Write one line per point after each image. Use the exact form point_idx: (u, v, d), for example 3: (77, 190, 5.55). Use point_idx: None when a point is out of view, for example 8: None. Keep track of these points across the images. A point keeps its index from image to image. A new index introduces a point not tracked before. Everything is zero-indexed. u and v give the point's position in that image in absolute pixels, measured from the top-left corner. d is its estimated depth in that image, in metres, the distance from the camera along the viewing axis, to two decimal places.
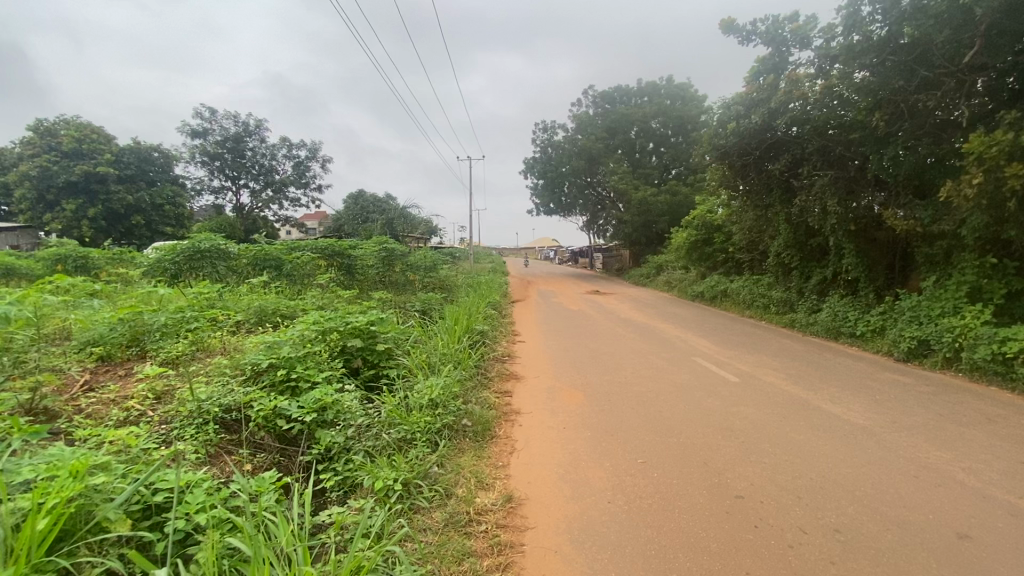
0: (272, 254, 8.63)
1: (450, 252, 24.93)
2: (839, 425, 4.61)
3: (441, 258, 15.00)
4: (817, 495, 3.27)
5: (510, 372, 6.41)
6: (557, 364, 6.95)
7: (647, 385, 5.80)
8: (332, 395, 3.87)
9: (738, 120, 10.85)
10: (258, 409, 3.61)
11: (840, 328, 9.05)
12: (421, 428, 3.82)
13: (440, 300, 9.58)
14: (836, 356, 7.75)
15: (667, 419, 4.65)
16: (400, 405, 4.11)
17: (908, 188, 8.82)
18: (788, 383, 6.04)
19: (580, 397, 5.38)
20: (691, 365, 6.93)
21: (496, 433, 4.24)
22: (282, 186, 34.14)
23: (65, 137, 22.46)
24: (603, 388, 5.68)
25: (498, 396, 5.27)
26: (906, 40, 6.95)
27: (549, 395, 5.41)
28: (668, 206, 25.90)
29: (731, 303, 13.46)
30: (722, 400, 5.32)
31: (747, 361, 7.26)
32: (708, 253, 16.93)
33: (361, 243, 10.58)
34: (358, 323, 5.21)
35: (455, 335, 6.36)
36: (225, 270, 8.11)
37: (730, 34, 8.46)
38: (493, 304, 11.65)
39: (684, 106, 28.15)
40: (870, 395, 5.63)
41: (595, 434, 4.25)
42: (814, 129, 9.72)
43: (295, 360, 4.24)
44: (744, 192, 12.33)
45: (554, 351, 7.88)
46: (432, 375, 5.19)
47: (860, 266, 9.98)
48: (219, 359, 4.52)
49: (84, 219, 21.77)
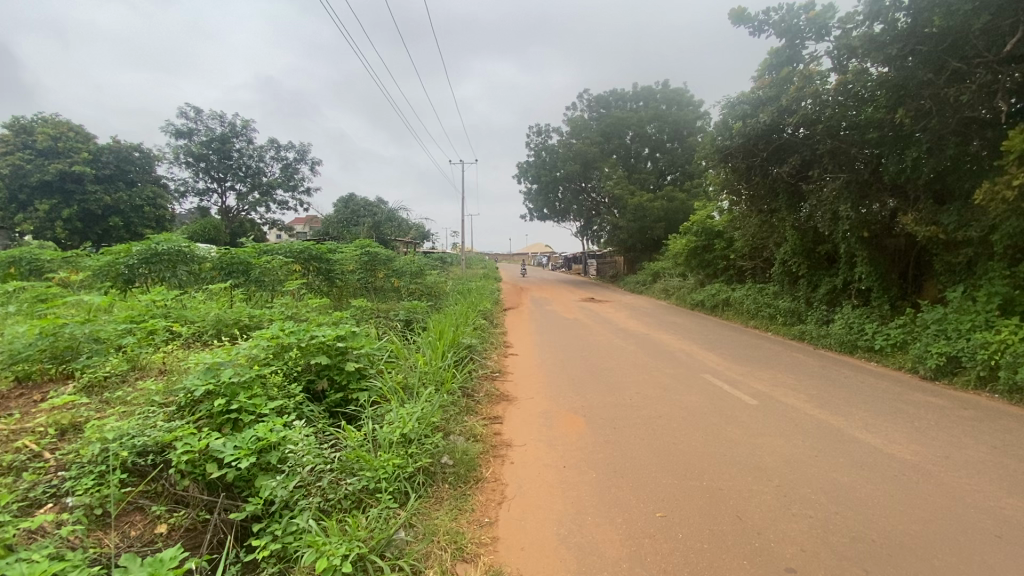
0: (241, 258, 7.86)
1: (441, 257, 24.20)
2: (886, 463, 3.93)
3: (430, 264, 14.27)
4: (887, 567, 2.58)
5: (500, 393, 5.68)
6: (553, 382, 6.25)
7: (657, 410, 5.11)
8: (279, 433, 3.15)
9: (744, 120, 10.25)
10: (181, 451, 2.89)
11: (856, 342, 8.42)
12: (389, 475, 3.10)
13: (426, 309, 8.87)
14: (856, 374, 7.08)
15: (684, 455, 3.96)
16: (366, 443, 3.39)
17: (929, 192, 8.24)
18: (813, 408, 5.37)
19: (581, 424, 4.68)
20: (701, 384, 6.25)
21: (482, 476, 3.53)
22: (269, 189, 33.24)
23: (40, 135, 21.59)
24: (607, 413, 4.98)
25: (486, 424, 4.55)
26: (935, 29, 6.38)
27: (545, 422, 4.71)
28: (665, 213, 25.35)
29: (733, 313, 12.83)
30: (743, 428, 4.64)
31: (761, 379, 6.60)
32: (708, 261, 16.30)
33: (342, 247, 9.83)
34: (326, 338, 4.53)
35: (438, 350, 5.62)
36: (186, 275, 7.29)
37: (739, 25, 7.89)
38: (483, 312, 10.97)
39: (680, 111, 27.70)
40: (909, 422, 4.96)
41: (601, 477, 3.56)
42: (826, 129, 9.12)
43: (238, 386, 3.51)
44: (747, 196, 11.76)
45: (550, 366, 7.17)
46: (409, 400, 4.48)
47: (873, 275, 9.38)
48: (151, 383, 3.79)
49: (58, 220, 20.80)
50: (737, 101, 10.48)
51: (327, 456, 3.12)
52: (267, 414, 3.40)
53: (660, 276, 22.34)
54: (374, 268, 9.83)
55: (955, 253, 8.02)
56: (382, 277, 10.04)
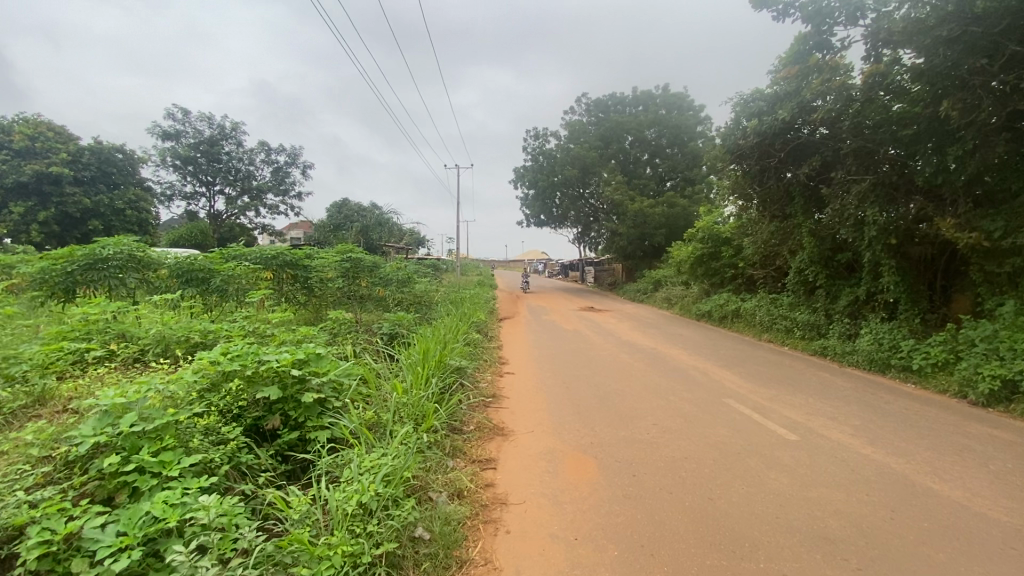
0: (202, 264, 6.91)
1: (436, 264, 23.23)
2: (982, 529, 3.12)
3: (422, 271, 13.31)
4: None
5: (494, 425, 4.81)
6: (555, 410, 5.38)
7: (681, 450, 4.26)
8: (187, 510, 2.30)
9: (760, 118, 9.56)
10: (33, 545, 2.03)
11: (889, 360, 7.58)
12: (336, 570, 2.22)
13: (413, 322, 7.95)
14: (896, 398, 6.25)
15: (725, 520, 3.13)
16: (310, 518, 2.55)
17: (968, 196, 7.49)
18: (864, 444, 4.53)
19: (592, 470, 3.83)
20: (727, 412, 5.41)
21: (469, 557, 2.68)
22: (259, 193, 32.28)
23: (17, 134, 20.67)
24: (622, 453, 4.14)
25: (475, 473, 3.68)
26: (991, 7, 5.70)
27: (548, 468, 3.85)
28: (666, 219, 24.59)
29: (745, 325, 11.98)
30: (790, 475, 3.81)
31: (793, 405, 5.78)
32: (715, 269, 15.39)
33: (321, 252, 8.86)
34: (281, 364, 3.74)
35: (420, 376, 4.72)
36: (136, 284, 6.36)
37: (762, 9, 7.14)
38: (477, 325, 10.05)
39: (681, 116, 27.05)
40: (982, 464, 4.16)
41: (625, 555, 2.71)
42: (851, 126, 8.39)
43: (142, 438, 2.64)
44: (758, 200, 11.14)
45: (551, 388, 6.31)
46: (380, 443, 3.63)
47: (901, 286, 8.55)
48: (38, 427, 2.92)
49: (33, 223, 19.72)
50: (752, 98, 9.77)
51: (253, 542, 2.26)
52: (179, 476, 2.55)
53: (662, 284, 21.46)
54: (356, 275, 8.75)
55: (997, 263, 7.23)
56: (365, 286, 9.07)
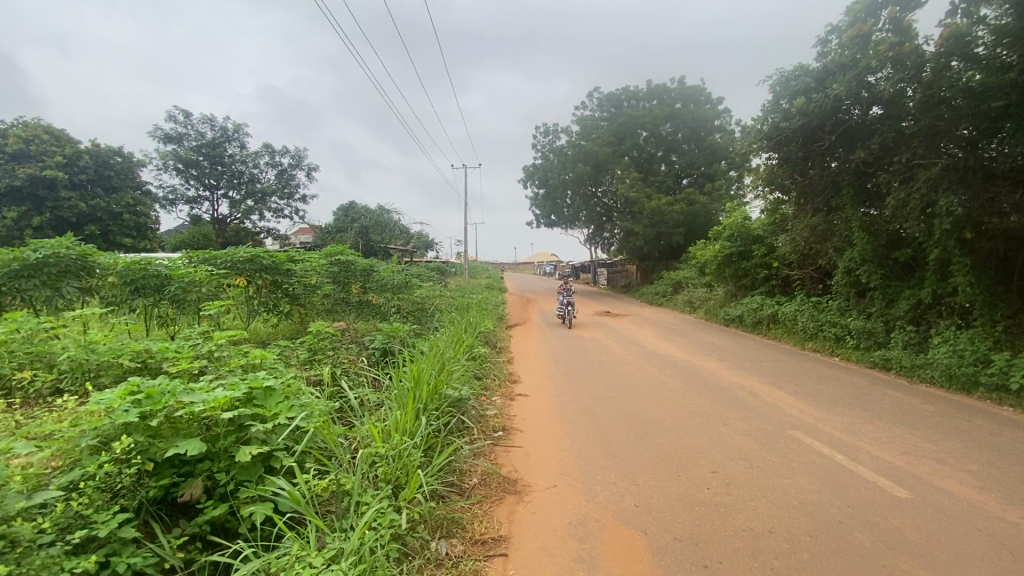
0: (158, 269, 5.81)
1: (442, 269, 22.05)
2: None
3: (426, 276, 12.17)
4: None
5: (504, 476, 3.68)
6: (581, 449, 4.25)
7: (760, 517, 3.12)
8: None
9: (806, 96, 8.54)
10: None
11: (977, 377, 6.32)
12: None
13: (410, 335, 6.84)
14: (1002, 427, 5.06)
15: None
16: None
17: None
18: (1002, 506, 3.37)
19: (645, 558, 2.69)
20: (801, 452, 4.25)
21: None
22: (263, 197, 31.43)
23: (11, 138, 20.00)
24: (681, 526, 3.00)
25: (478, 569, 2.56)
26: None
27: (582, 554, 2.72)
28: (684, 217, 23.40)
29: (784, 333, 10.71)
30: (927, 566, 2.66)
31: (879, 440, 4.60)
32: (745, 270, 14.08)
33: (304, 254, 7.89)
34: (217, 404, 2.75)
35: (409, 411, 3.63)
36: (79, 297, 5.35)
37: None
38: (483, 336, 8.94)
39: (698, 109, 25.82)
40: None
41: None
42: (921, 103, 7.26)
43: None
44: (798, 191, 9.99)
45: (573, 417, 5.18)
46: (337, 523, 2.56)
47: (980, 287, 7.25)
48: None
49: (27, 229, 18.85)
50: (794, 76, 8.81)
51: None
52: None
53: (682, 286, 20.15)
54: (347, 280, 8.02)
55: None
56: (358, 292, 8.02)
